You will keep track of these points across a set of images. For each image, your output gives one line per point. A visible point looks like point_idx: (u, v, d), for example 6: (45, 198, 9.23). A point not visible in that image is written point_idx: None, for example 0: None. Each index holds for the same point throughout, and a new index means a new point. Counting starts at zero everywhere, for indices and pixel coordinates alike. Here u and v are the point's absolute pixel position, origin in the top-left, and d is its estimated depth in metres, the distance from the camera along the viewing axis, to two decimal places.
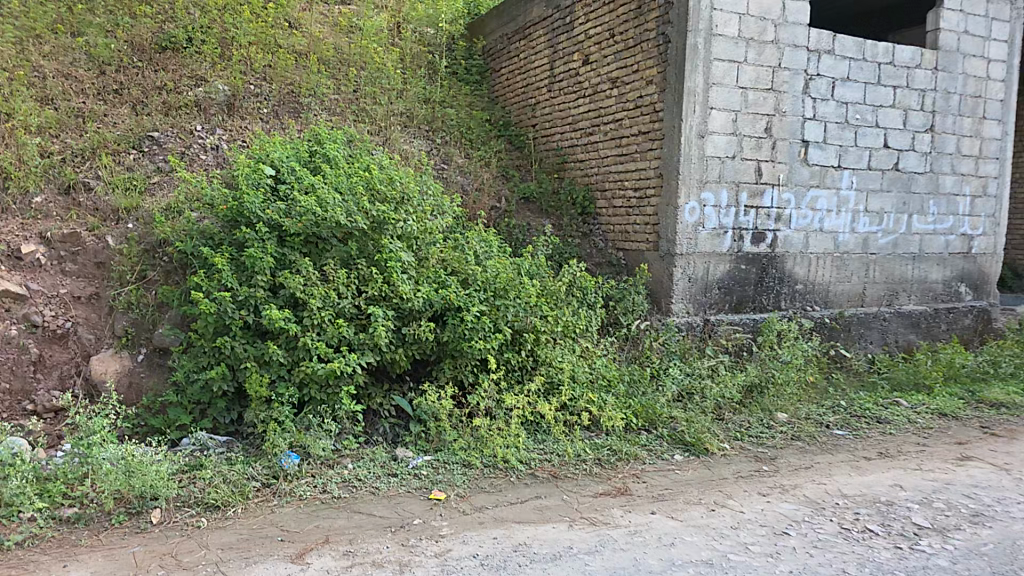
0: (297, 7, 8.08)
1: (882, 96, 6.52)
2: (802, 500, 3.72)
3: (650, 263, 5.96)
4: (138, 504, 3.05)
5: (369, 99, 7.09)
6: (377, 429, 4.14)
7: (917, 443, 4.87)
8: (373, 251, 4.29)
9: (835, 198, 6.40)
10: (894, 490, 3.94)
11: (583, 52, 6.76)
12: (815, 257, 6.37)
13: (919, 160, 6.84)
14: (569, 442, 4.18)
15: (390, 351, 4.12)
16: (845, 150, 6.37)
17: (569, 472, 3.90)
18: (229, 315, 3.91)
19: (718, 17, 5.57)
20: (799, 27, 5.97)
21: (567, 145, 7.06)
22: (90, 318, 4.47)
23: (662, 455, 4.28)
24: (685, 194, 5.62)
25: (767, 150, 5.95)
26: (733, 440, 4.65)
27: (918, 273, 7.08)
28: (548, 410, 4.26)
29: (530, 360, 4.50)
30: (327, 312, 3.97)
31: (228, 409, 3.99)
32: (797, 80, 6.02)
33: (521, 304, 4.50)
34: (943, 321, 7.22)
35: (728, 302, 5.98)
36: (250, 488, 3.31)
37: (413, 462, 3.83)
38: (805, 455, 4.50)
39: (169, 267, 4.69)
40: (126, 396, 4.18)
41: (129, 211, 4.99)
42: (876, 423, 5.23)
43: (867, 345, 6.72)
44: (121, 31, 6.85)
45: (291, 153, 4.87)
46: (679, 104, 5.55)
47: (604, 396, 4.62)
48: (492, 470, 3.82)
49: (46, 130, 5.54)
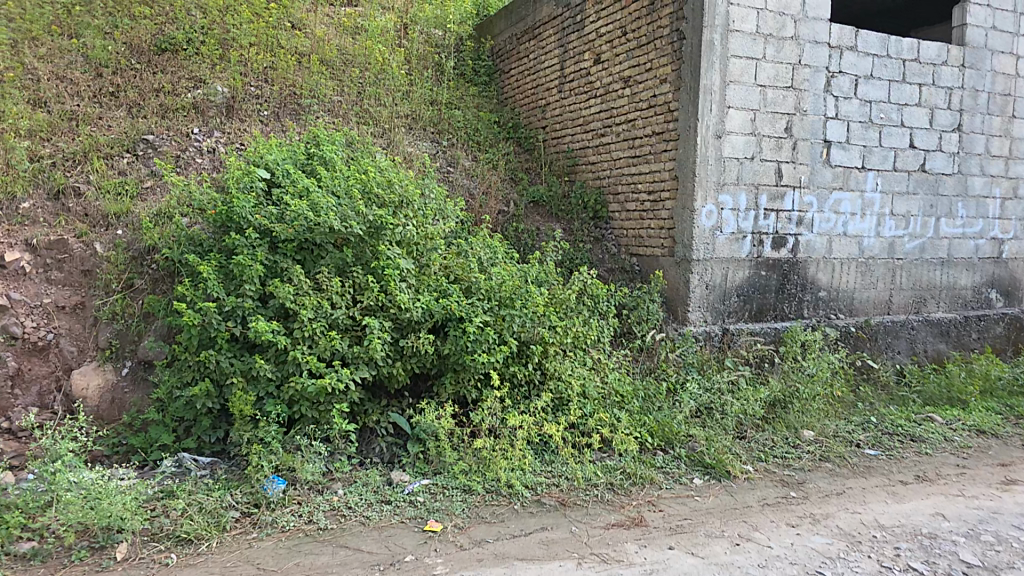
0: (301, 8, 7.88)
1: (908, 94, 6.14)
2: (835, 532, 3.35)
3: (665, 270, 5.62)
4: (102, 538, 2.79)
5: (372, 100, 6.86)
6: (374, 449, 3.87)
7: (957, 465, 4.47)
8: (370, 258, 4.02)
9: (859, 201, 6.02)
10: (937, 520, 3.56)
11: (594, 51, 6.47)
12: (838, 263, 5.99)
13: (947, 161, 6.44)
14: (579, 465, 3.86)
15: (387, 365, 3.85)
16: (869, 150, 6.00)
17: (578, 499, 3.57)
18: (214, 327, 3.66)
19: (735, 11, 5.24)
20: (819, 22, 5.62)
21: (578, 147, 6.76)
22: (73, 330, 4.27)
23: (679, 479, 3.94)
24: (701, 197, 5.29)
25: (788, 150, 5.60)
26: (756, 462, 4.29)
27: (947, 279, 6.66)
28: (557, 430, 3.95)
29: (538, 374, 4.19)
30: (319, 324, 3.68)
31: (213, 427, 3.74)
32: (818, 77, 5.67)
33: (528, 315, 4.15)
34: (974, 330, 6.77)
35: (748, 310, 5.62)
36: (228, 519, 3.04)
37: (409, 487, 3.54)
38: (836, 479, 4.12)
39: (157, 275, 4.46)
40: (109, 413, 4.00)
41: (119, 217, 4.77)
42: (910, 442, 4.83)
43: (895, 355, 6.30)
44: (120, 32, 6.68)
45: (288, 156, 4.64)
46: (695, 102, 5.23)
47: (616, 413, 4.31)
48: (494, 496, 3.51)
49: (38, 134, 5.35)
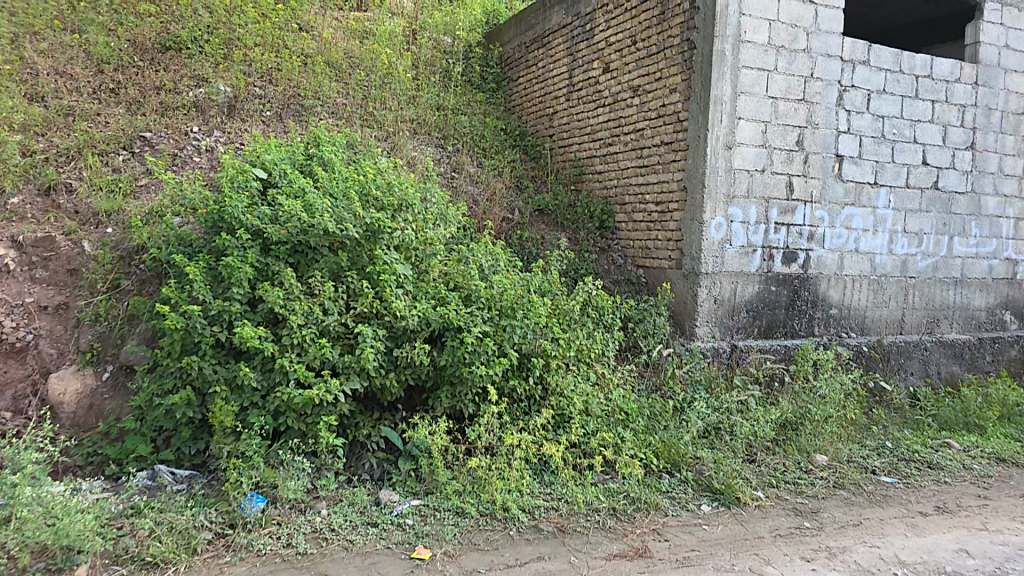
0: (309, 11, 7.75)
1: (921, 111, 5.96)
2: (853, 568, 3.12)
3: (672, 282, 5.43)
4: (61, 560, 2.58)
5: (377, 104, 6.71)
6: (363, 464, 3.67)
7: (979, 496, 4.21)
8: (366, 262, 3.81)
9: (871, 217, 5.82)
10: (961, 557, 3.31)
11: (602, 60, 6.32)
12: (850, 280, 5.78)
13: (960, 179, 6.25)
14: (580, 488, 3.62)
15: (379, 376, 3.64)
16: (881, 166, 5.81)
17: (578, 525, 3.34)
18: (199, 332, 3.46)
19: (746, 22, 5.09)
20: (832, 36, 5.45)
21: (585, 155, 6.59)
22: (54, 331, 4.08)
23: (686, 505, 3.70)
24: (711, 208, 5.10)
25: (799, 164, 5.42)
26: (768, 487, 4.04)
27: (960, 299, 6.44)
28: (558, 450, 3.72)
29: (539, 389, 3.98)
30: (309, 331, 3.50)
31: (194, 438, 3.54)
32: (830, 91, 5.50)
33: (530, 326, 3.96)
34: (988, 352, 6.52)
35: (757, 326, 5.41)
36: (199, 541, 2.86)
37: (398, 509, 3.33)
38: (852, 509, 3.88)
39: (144, 276, 4.25)
40: (86, 420, 3.80)
41: (109, 214, 4.59)
42: (928, 470, 4.58)
43: (908, 377, 6.05)
44: (123, 29, 6.54)
45: (286, 156, 4.42)
46: (705, 112, 5.06)
47: (620, 432, 4.09)
48: (488, 520, 3.29)
49: (32, 128, 5.20)
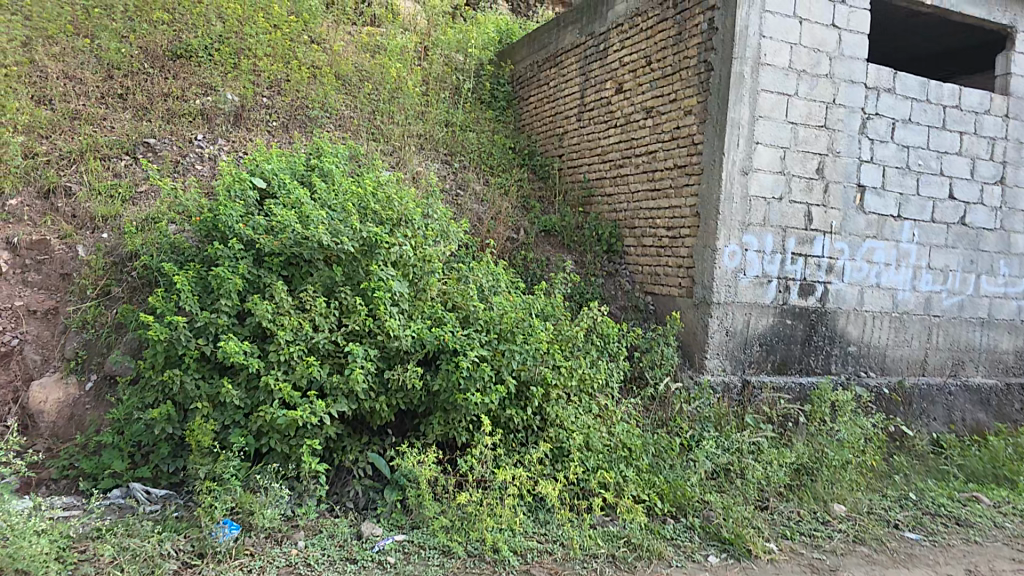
0: (322, 24, 7.81)
1: (948, 142, 5.77)
2: None
3: (682, 311, 5.22)
4: None
5: (385, 118, 6.70)
6: (349, 492, 3.47)
7: (1014, 560, 3.85)
8: (361, 278, 3.66)
9: (894, 251, 5.58)
10: None
11: (616, 80, 6.25)
12: (870, 316, 5.51)
13: (989, 215, 6.00)
14: (577, 530, 3.36)
15: (369, 400, 3.46)
16: (906, 199, 5.60)
17: (573, 573, 3.08)
18: (182, 344, 3.32)
19: (767, 45, 4.98)
20: (856, 62, 5.33)
21: (595, 177, 6.48)
22: (41, 336, 3.99)
23: (692, 555, 3.42)
24: (725, 236, 4.92)
25: (819, 193, 5.24)
26: (781, 539, 3.74)
27: (987, 341, 6.11)
28: (554, 486, 3.49)
29: (537, 420, 3.77)
30: (297, 348, 3.34)
31: (173, 455, 3.39)
32: (853, 119, 5.35)
33: (529, 352, 3.76)
34: (1017, 399, 6.15)
35: (771, 361, 5.15)
36: (164, 571, 2.67)
37: (380, 544, 3.10)
38: (874, 568, 3.55)
39: (136, 284, 4.15)
40: (64, 431, 3.68)
41: (106, 219, 4.53)
42: (956, 527, 4.23)
43: (931, 422, 5.71)
44: (136, 36, 6.61)
45: (287, 165, 4.33)
46: (721, 136, 4.92)
47: (622, 470, 3.83)
48: (476, 562, 3.05)
49: (36, 130, 5.21)
